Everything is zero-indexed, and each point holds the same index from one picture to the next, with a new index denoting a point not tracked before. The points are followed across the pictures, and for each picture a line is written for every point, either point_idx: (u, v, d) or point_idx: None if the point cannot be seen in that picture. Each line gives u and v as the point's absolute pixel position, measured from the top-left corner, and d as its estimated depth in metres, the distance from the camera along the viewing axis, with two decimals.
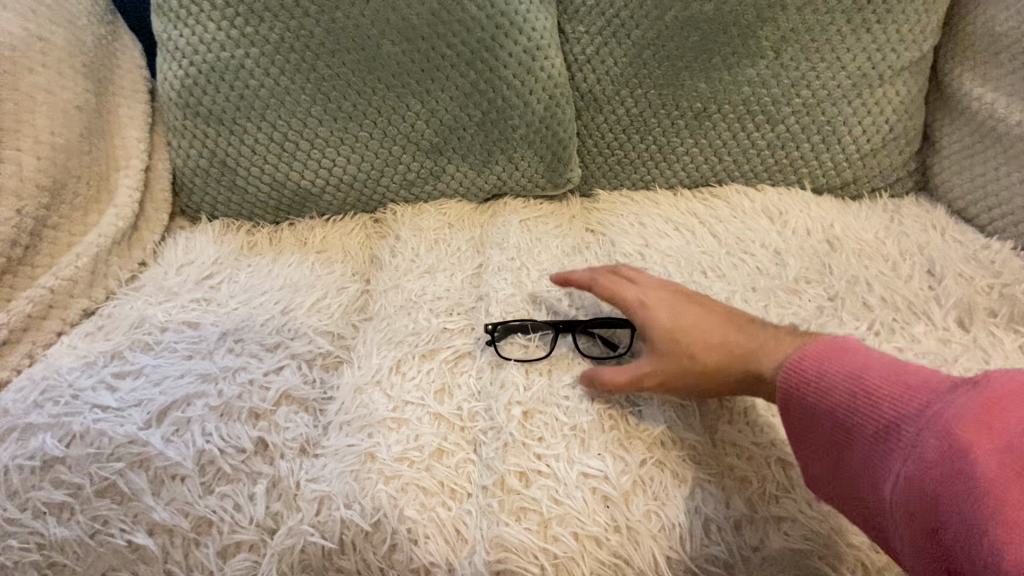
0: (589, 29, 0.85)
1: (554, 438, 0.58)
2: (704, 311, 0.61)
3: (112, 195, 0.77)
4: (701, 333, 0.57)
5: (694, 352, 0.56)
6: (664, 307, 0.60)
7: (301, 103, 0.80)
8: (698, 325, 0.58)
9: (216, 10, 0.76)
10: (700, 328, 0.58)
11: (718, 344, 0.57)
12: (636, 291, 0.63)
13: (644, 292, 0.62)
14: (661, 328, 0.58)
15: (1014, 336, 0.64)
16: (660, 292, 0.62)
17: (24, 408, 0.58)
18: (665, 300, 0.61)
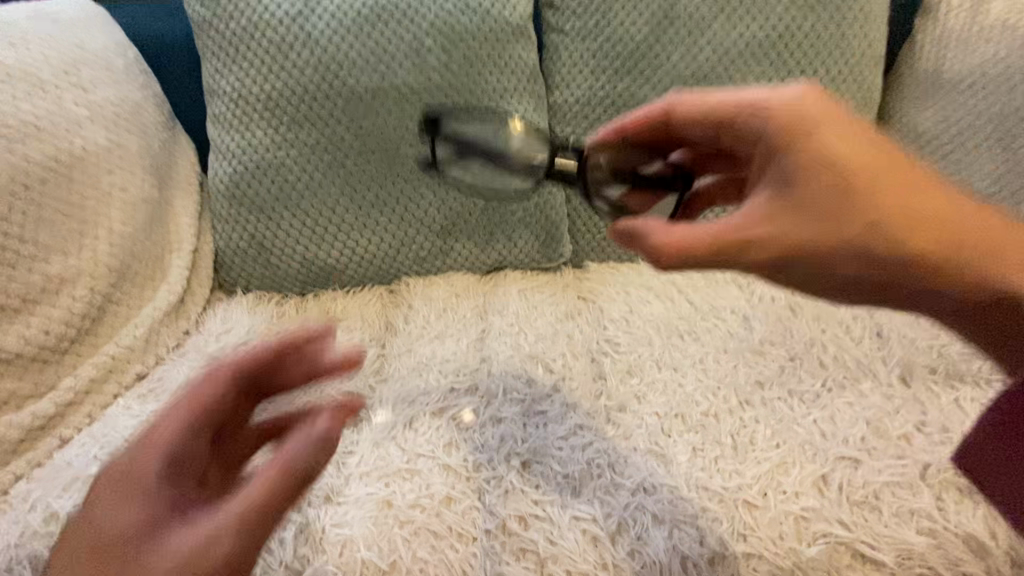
0: (575, 129, 1.00)
1: (549, 485, 0.66)
2: (819, 202, 0.50)
3: (165, 273, 0.89)
4: (775, 235, 0.50)
5: (809, 240, 0.50)
6: (810, 142, 0.51)
7: (331, 192, 0.94)
8: (837, 194, 0.50)
9: (265, 120, 0.92)
10: (837, 176, 0.50)
11: (840, 187, 0.50)
12: (774, 124, 0.53)
13: (797, 97, 0.53)
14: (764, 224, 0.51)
15: (951, 391, 0.73)
16: (862, 139, 0.51)
17: (86, 461, 0.67)
18: (818, 132, 0.51)
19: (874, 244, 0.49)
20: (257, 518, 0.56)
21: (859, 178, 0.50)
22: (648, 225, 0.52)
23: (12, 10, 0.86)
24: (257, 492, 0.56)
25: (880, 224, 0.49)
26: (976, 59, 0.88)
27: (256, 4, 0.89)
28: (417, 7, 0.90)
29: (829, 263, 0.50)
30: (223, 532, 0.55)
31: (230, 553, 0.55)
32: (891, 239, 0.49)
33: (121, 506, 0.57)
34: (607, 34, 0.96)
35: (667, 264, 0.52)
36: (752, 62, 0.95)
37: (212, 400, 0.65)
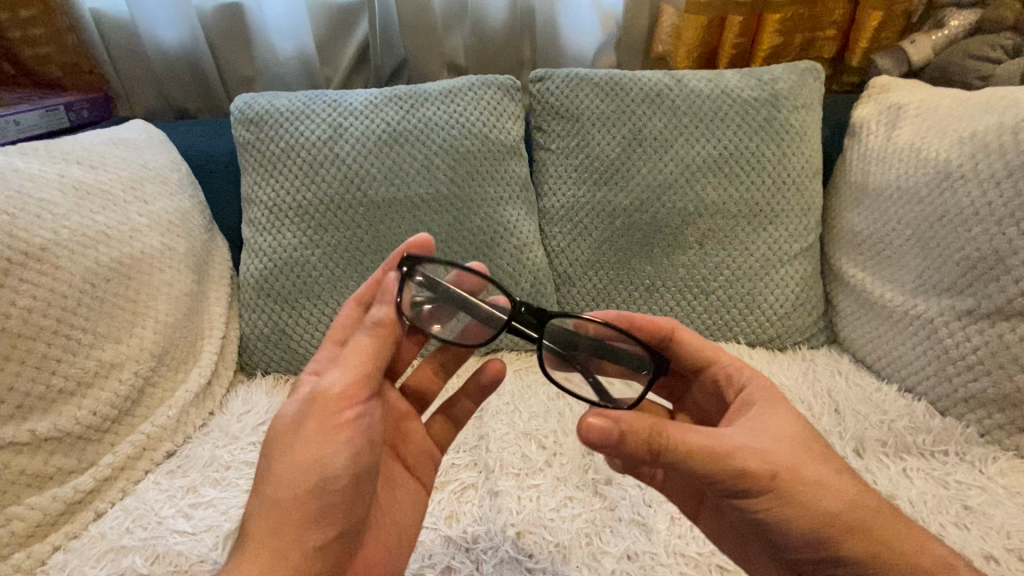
0: (561, 229, 1.16)
1: (541, 554, 0.74)
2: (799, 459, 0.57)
3: (197, 357, 0.99)
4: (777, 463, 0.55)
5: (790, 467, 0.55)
6: (771, 413, 0.61)
7: (348, 285, 1.06)
8: (795, 451, 0.57)
9: (294, 224, 1.06)
10: (791, 440, 0.58)
11: (795, 446, 0.58)
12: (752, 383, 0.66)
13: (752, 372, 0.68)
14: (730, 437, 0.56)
15: (897, 461, 0.87)
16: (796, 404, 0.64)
17: (119, 532, 0.76)
18: (775, 409, 0.62)
19: (819, 502, 0.56)
20: (351, 381, 0.60)
21: (810, 469, 0.56)
22: (633, 417, 0.54)
23: (90, 136, 1.02)
24: (369, 336, 0.62)
25: (826, 496, 0.56)
26: (892, 175, 1.03)
27: (293, 132, 1.07)
28: (427, 133, 1.08)
29: (776, 504, 0.55)
30: (322, 436, 0.59)
31: (345, 449, 0.59)
32: (830, 483, 0.57)
33: (260, 469, 0.60)
34: (586, 152, 1.13)
35: (633, 445, 0.54)
36: (709, 174, 1.11)
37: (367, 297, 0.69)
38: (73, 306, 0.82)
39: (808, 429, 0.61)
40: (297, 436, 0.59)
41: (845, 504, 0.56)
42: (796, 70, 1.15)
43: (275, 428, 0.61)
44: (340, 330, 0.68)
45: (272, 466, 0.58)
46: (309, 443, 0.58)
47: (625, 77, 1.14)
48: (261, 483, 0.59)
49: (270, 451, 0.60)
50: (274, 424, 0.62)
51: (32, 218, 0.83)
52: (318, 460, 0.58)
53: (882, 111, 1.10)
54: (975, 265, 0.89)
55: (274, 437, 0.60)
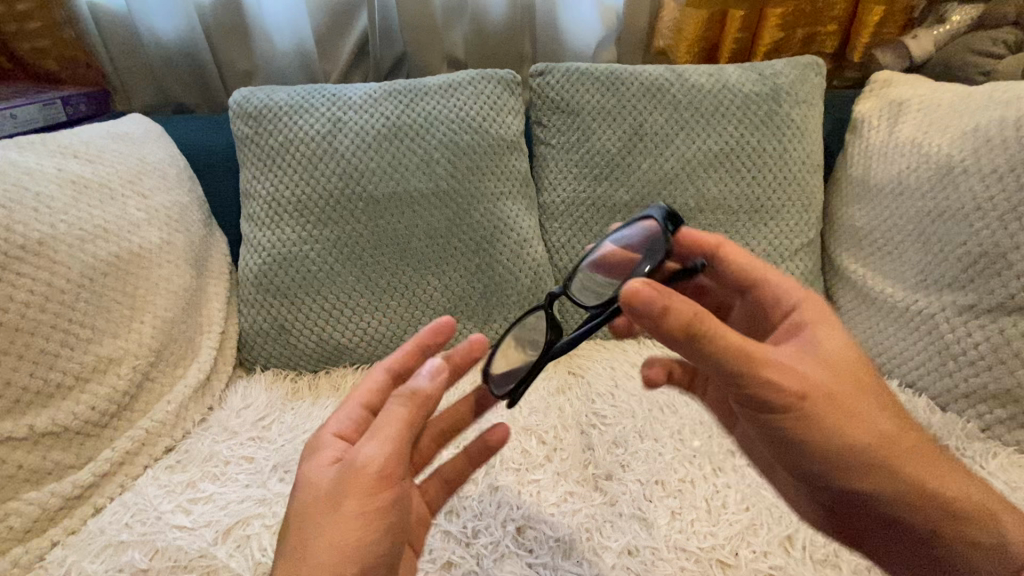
0: (561, 225, 1.16)
1: (541, 548, 0.74)
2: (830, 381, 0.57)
3: (196, 352, 0.99)
4: (807, 383, 0.55)
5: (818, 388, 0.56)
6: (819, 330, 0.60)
7: (347, 281, 1.06)
8: (839, 376, 0.58)
9: (293, 219, 1.05)
10: (839, 364, 0.58)
11: (832, 371, 0.57)
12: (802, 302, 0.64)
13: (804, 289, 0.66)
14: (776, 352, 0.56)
15: None
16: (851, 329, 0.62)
17: (118, 527, 0.76)
18: (823, 334, 0.60)
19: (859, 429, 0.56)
20: (385, 460, 0.53)
21: (852, 397, 0.56)
22: (681, 306, 0.51)
23: (88, 130, 1.01)
24: (404, 408, 0.56)
25: (858, 423, 0.56)
26: (894, 170, 1.03)
27: (292, 126, 1.06)
28: (427, 128, 1.07)
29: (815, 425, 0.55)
30: (354, 521, 0.52)
31: (379, 534, 0.53)
32: (864, 412, 0.57)
33: (280, 546, 0.53)
34: (587, 147, 1.13)
35: (671, 332, 0.52)
36: (709, 169, 1.10)
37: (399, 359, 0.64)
38: (70, 300, 0.82)
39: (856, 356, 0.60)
40: (325, 518, 0.52)
41: (883, 436, 0.57)
42: (797, 65, 1.15)
43: (297, 499, 0.55)
44: (370, 392, 0.63)
45: (294, 547, 0.52)
46: (338, 528, 0.51)
47: (626, 71, 1.14)
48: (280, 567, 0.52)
49: (292, 529, 0.53)
50: (299, 491, 0.56)
51: (29, 212, 0.83)
52: (349, 549, 0.51)
53: (884, 106, 1.10)
54: (977, 260, 0.89)
55: (297, 508, 0.54)
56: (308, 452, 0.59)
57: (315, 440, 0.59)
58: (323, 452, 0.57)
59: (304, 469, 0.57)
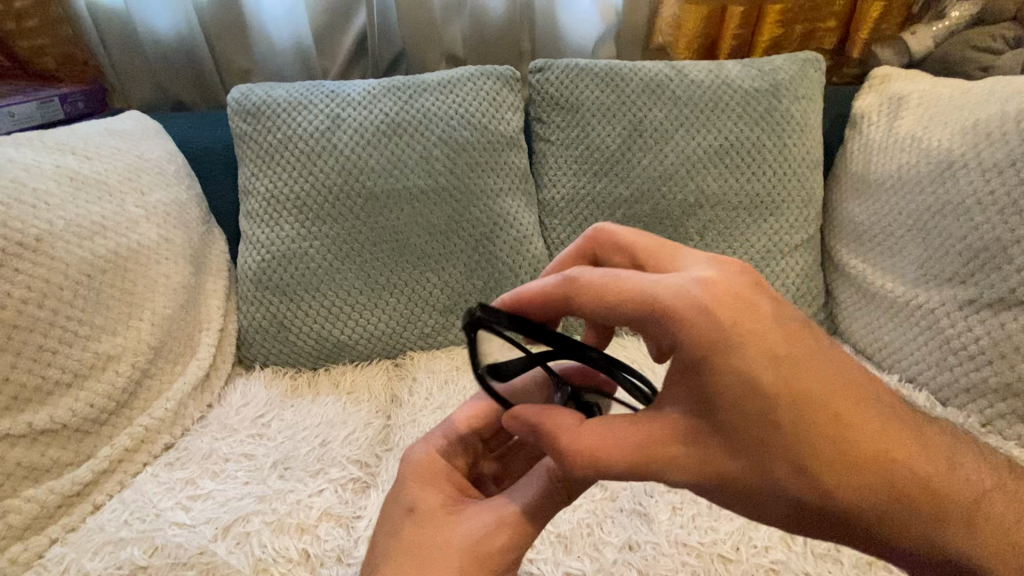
0: (561, 221, 1.15)
1: (542, 544, 0.74)
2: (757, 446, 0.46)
3: (195, 349, 0.98)
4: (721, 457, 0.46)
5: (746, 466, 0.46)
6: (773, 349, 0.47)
7: (347, 278, 1.05)
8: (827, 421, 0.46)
9: (292, 216, 1.05)
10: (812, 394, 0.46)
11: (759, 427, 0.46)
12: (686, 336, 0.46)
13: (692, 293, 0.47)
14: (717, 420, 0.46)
15: None
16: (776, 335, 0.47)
17: (117, 525, 0.76)
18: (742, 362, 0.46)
19: (872, 489, 0.45)
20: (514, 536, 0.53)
21: (853, 449, 0.45)
22: (568, 449, 0.48)
23: (86, 126, 1.01)
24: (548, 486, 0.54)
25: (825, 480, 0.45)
26: (893, 166, 1.03)
27: (291, 123, 1.06)
28: (426, 125, 1.07)
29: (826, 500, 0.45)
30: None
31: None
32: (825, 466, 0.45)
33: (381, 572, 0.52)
34: (586, 143, 1.13)
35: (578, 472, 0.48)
36: (709, 165, 1.10)
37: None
38: (69, 297, 0.82)
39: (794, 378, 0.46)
40: (440, 559, 0.51)
41: (898, 471, 0.46)
42: (797, 61, 1.15)
43: (402, 524, 0.55)
44: (478, 422, 0.65)
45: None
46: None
47: (625, 67, 1.13)
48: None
49: (400, 559, 0.52)
50: (404, 516, 0.56)
51: (27, 208, 0.82)
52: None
53: (884, 102, 1.10)
54: (978, 255, 0.88)
55: (412, 537, 0.54)
56: (414, 475, 0.60)
57: (427, 463, 0.61)
58: (438, 486, 0.59)
59: (412, 493, 0.58)
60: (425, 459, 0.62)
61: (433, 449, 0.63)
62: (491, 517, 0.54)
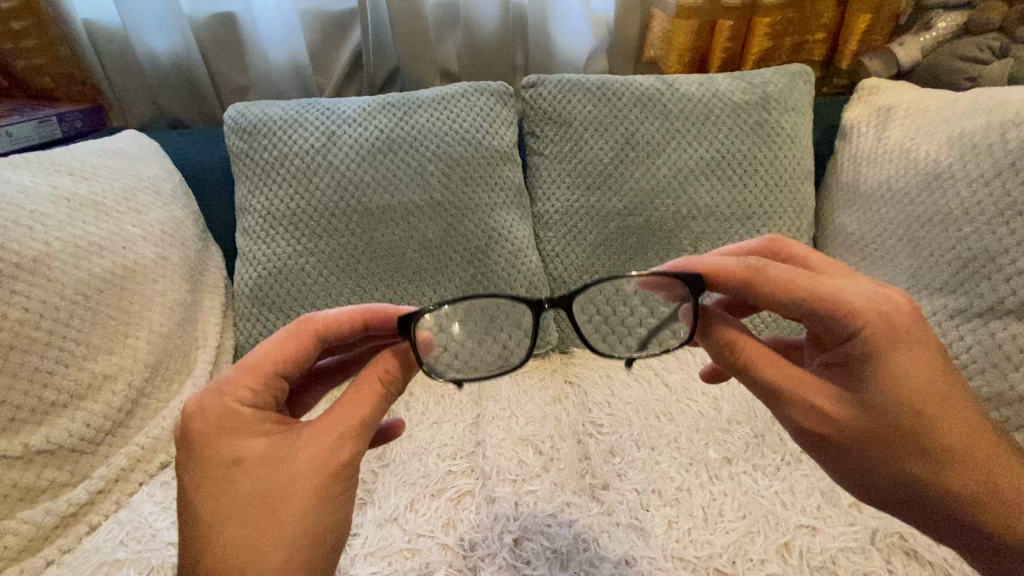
0: (556, 234, 1.16)
1: (539, 560, 0.75)
2: (825, 403, 0.60)
3: (191, 366, 0.99)
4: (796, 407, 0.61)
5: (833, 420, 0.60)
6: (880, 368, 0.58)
7: (343, 293, 1.06)
8: (879, 427, 0.58)
9: (287, 233, 1.06)
10: (905, 396, 0.58)
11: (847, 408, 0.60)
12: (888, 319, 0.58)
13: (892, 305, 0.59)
14: (798, 381, 0.61)
15: None
16: (919, 357, 0.58)
17: (113, 546, 0.76)
18: (896, 354, 0.58)
19: (902, 456, 0.58)
20: (353, 449, 0.56)
21: (906, 430, 0.58)
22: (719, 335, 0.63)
23: (84, 147, 1.02)
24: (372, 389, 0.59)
25: (894, 452, 0.58)
26: (883, 176, 1.04)
27: (287, 140, 1.07)
28: (421, 141, 1.08)
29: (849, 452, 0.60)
30: (310, 507, 0.54)
31: (337, 515, 0.55)
32: (907, 441, 0.58)
33: (211, 529, 0.52)
34: (579, 157, 1.14)
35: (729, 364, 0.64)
36: (700, 177, 1.11)
37: (335, 332, 0.63)
38: (65, 317, 0.82)
39: (933, 378, 0.58)
40: (282, 495, 0.53)
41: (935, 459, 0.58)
42: (785, 73, 1.16)
43: (218, 477, 0.54)
44: (284, 360, 0.62)
45: (242, 532, 0.52)
46: (303, 508, 0.53)
47: (617, 82, 1.15)
48: (216, 543, 0.52)
49: (230, 515, 0.53)
50: (213, 465, 0.55)
51: (23, 230, 0.83)
52: (315, 528, 0.54)
53: (873, 113, 1.11)
54: (967, 264, 0.89)
55: (229, 482, 0.54)
56: (199, 432, 0.56)
57: (226, 412, 0.57)
58: (245, 435, 0.56)
59: (215, 449, 0.55)
60: (222, 407, 0.57)
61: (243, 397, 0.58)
62: (322, 438, 0.56)
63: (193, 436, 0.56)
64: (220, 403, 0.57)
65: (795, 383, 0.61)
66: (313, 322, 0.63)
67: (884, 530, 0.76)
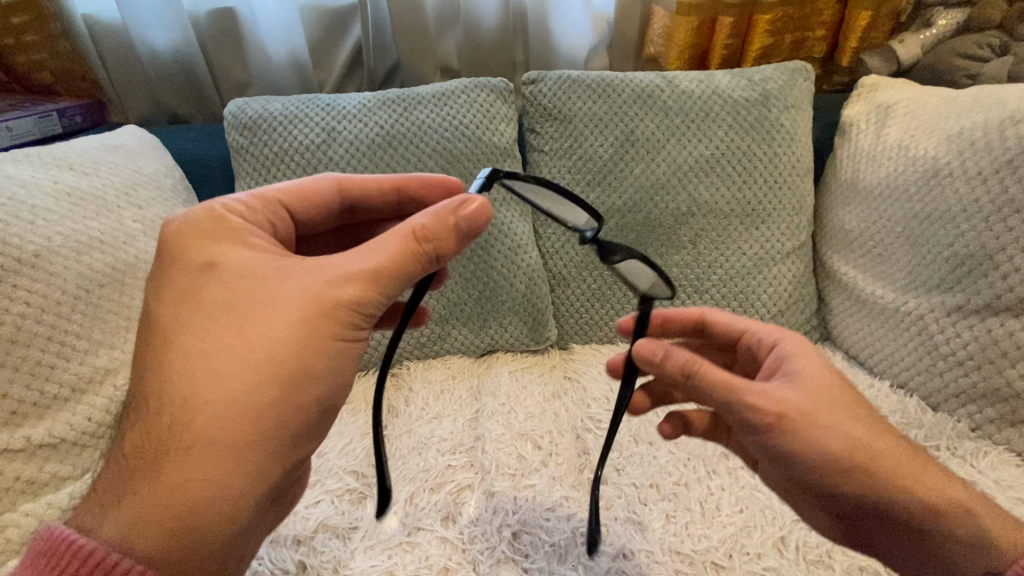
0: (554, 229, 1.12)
1: (537, 554, 0.76)
2: (770, 393, 0.59)
3: None
4: (748, 397, 0.57)
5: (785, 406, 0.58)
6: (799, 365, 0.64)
7: None
8: (819, 405, 0.59)
9: None
10: (820, 389, 0.61)
11: (811, 399, 0.59)
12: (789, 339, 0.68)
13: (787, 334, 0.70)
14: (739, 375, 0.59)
15: None
16: (818, 361, 0.64)
17: None
18: (801, 361, 0.64)
19: (834, 438, 0.58)
20: (360, 288, 0.57)
21: (827, 415, 0.59)
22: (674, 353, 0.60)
23: (84, 142, 1.02)
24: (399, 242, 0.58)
25: (832, 437, 0.58)
26: (882, 174, 1.04)
27: (287, 135, 1.07)
28: (421, 136, 1.08)
29: (789, 440, 0.58)
30: (288, 335, 0.54)
31: (321, 354, 0.56)
32: (840, 425, 0.59)
33: (182, 316, 0.56)
34: (579, 152, 1.14)
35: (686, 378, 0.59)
36: (700, 174, 1.11)
37: (360, 190, 0.71)
38: (66, 312, 0.82)
39: (839, 379, 0.63)
40: (266, 308, 0.55)
41: (868, 438, 0.60)
42: (786, 70, 1.17)
43: (202, 274, 0.57)
44: (298, 202, 0.69)
45: (219, 330, 0.54)
46: (284, 325, 0.55)
47: (617, 79, 1.15)
48: (191, 330, 0.55)
49: (206, 306, 0.56)
50: (199, 268, 0.58)
51: (24, 224, 0.83)
52: (288, 360, 0.54)
53: (871, 110, 1.11)
54: (964, 261, 0.90)
55: (211, 278, 0.57)
56: (191, 233, 0.60)
57: (224, 221, 0.62)
58: (237, 243, 0.60)
59: (204, 248, 0.59)
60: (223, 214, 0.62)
61: (238, 210, 0.64)
62: (326, 268, 0.57)
63: (189, 232, 0.60)
64: (219, 215, 0.62)
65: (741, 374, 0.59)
66: (336, 178, 0.71)
67: None
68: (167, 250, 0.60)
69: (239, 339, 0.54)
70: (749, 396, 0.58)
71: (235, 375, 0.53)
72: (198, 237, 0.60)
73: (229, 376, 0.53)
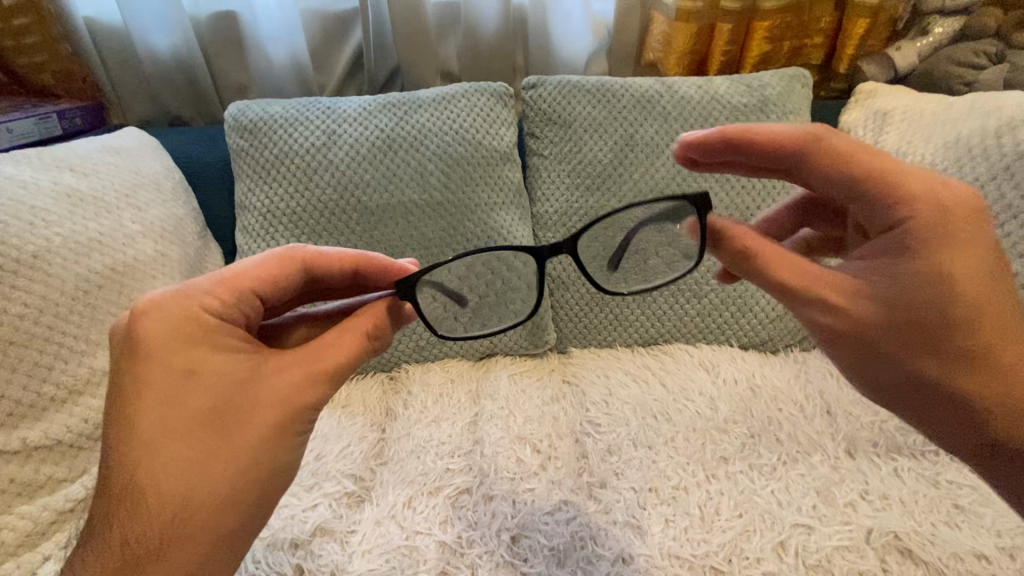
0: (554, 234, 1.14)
1: (536, 558, 0.76)
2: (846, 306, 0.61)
3: None
4: (809, 313, 0.62)
5: (854, 321, 0.60)
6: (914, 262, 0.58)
7: None
8: (901, 326, 0.59)
9: (287, 231, 1.06)
10: (919, 304, 0.58)
11: (892, 315, 0.59)
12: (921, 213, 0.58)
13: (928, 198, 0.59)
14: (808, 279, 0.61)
15: (891, 461, 0.87)
16: (945, 257, 0.58)
17: None
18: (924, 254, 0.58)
19: (900, 360, 0.60)
20: (327, 388, 0.58)
21: (907, 338, 0.59)
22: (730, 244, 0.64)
23: (84, 143, 1.02)
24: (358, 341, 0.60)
25: (902, 356, 0.60)
26: None
27: (288, 138, 1.07)
28: (420, 140, 1.08)
29: (847, 353, 0.62)
30: (268, 444, 0.54)
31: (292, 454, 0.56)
32: (918, 346, 0.59)
33: (143, 429, 0.51)
34: (578, 157, 1.14)
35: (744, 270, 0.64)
36: (699, 179, 1.11)
37: (324, 266, 0.66)
38: (65, 313, 0.82)
39: (964, 280, 0.58)
40: (241, 415, 0.54)
41: (950, 356, 0.59)
42: (784, 76, 1.17)
43: (169, 384, 0.52)
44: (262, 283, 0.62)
45: (189, 445, 0.51)
46: (259, 434, 0.54)
47: (616, 84, 1.16)
48: (155, 449, 0.51)
49: (172, 421, 0.51)
50: (166, 373, 0.53)
51: (24, 225, 0.83)
52: (269, 460, 0.54)
53: (869, 116, 1.11)
54: None
55: (179, 389, 0.53)
56: (166, 336, 0.54)
57: (191, 318, 0.55)
58: (206, 346, 0.55)
59: (174, 355, 0.53)
60: (187, 309, 0.55)
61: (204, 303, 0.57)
62: (296, 370, 0.57)
63: (148, 333, 0.54)
64: (186, 306, 0.56)
65: (810, 279, 0.61)
66: (301, 253, 0.64)
67: (879, 529, 0.77)
68: (131, 355, 0.53)
69: (210, 456, 0.52)
70: (807, 309, 0.62)
71: (209, 492, 0.51)
72: (157, 343, 0.53)
73: (203, 494, 0.51)
